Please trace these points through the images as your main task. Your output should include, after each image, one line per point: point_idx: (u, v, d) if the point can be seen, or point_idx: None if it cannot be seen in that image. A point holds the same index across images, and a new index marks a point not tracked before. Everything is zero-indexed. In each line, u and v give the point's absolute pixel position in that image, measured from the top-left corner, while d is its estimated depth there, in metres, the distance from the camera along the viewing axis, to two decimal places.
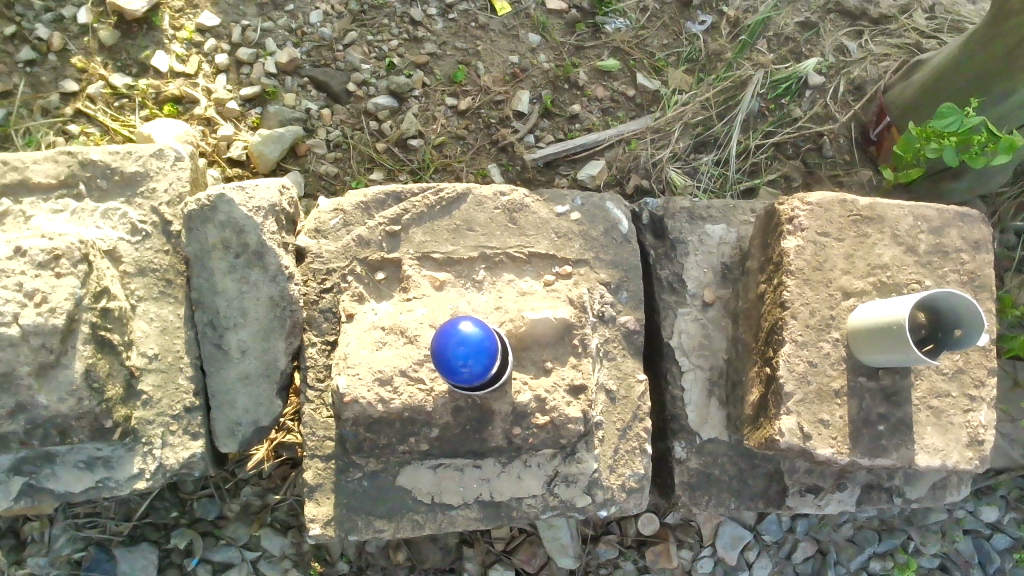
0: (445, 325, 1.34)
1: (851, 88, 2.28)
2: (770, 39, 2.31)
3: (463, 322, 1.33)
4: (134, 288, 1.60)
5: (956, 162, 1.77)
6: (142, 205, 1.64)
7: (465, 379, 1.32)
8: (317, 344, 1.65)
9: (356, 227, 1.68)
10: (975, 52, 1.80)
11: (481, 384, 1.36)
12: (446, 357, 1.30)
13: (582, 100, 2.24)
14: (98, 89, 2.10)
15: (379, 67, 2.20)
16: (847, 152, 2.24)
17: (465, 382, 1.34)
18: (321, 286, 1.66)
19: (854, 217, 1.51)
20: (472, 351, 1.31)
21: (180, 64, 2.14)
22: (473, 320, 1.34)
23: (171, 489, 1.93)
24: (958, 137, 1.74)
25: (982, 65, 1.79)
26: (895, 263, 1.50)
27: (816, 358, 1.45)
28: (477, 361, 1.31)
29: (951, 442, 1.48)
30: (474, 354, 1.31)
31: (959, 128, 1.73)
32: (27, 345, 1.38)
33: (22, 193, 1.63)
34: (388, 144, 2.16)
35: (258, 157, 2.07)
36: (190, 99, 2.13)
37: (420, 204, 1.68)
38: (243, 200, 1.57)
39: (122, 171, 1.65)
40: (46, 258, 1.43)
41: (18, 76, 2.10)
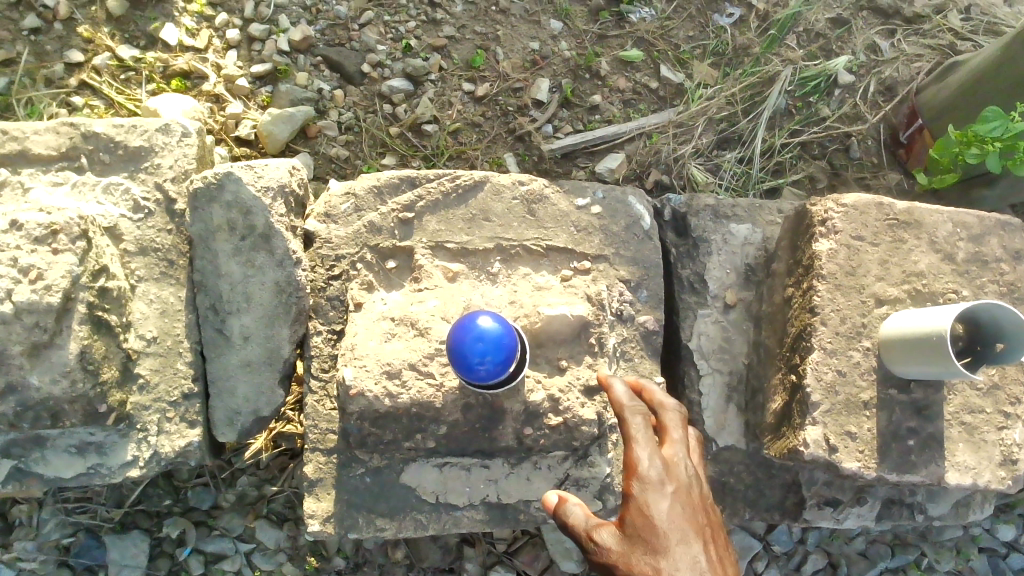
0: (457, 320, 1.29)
1: (882, 89, 2.20)
2: (800, 34, 2.22)
3: (483, 317, 1.27)
4: (134, 268, 1.53)
5: (998, 169, 1.71)
6: (146, 180, 1.58)
7: (480, 376, 1.26)
8: (322, 333, 1.59)
9: (367, 212, 1.61)
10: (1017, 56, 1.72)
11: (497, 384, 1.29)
12: (460, 352, 1.25)
13: (603, 91, 2.17)
14: (104, 60, 2.04)
15: (395, 49, 2.13)
16: (875, 155, 2.17)
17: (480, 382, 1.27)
18: (329, 273, 1.59)
19: (891, 220, 1.44)
20: (489, 347, 1.25)
21: (189, 39, 2.08)
22: (493, 316, 1.28)
23: (166, 476, 1.86)
24: (1001, 143, 1.69)
25: None
26: (932, 271, 1.44)
27: (844, 367, 1.38)
28: (494, 357, 1.25)
29: (982, 460, 1.41)
30: (492, 351, 1.25)
31: (1003, 134, 1.67)
32: (21, 323, 1.32)
33: (21, 165, 1.57)
34: (402, 129, 2.09)
35: (267, 137, 2.00)
36: (199, 75, 2.06)
37: (435, 190, 1.61)
38: (252, 179, 1.52)
39: (126, 145, 1.58)
40: (42, 233, 1.36)
41: (22, 44, 2.04)
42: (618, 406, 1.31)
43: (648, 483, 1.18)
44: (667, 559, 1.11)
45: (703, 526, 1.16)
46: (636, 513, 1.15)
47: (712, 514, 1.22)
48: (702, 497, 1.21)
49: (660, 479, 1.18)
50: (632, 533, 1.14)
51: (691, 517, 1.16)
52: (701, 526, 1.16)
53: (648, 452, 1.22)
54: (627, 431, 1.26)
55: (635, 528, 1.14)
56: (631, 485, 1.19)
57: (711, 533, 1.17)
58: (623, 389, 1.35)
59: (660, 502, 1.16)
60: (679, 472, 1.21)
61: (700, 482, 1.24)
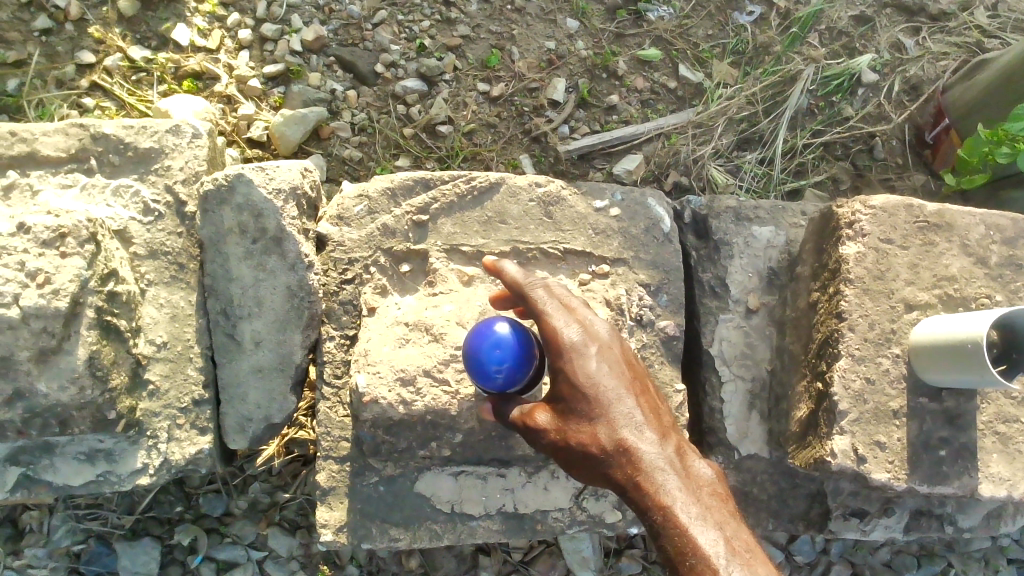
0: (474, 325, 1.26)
1: (906, 88, 2.15)
2: (822, 33, 2.17)
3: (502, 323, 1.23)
4: (144, 272, 1.51)
5: None
6: (156, 183, 1.55)
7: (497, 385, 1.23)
8: (335, 338, 1.56)
9: (381, 214, 1.58)
10: None
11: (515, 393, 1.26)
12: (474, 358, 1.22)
13: (620, 91, 2.13)
14: (115, 61, 2.02)
15: (408, 49, 2.10)
16: (900, 155, 2.11)
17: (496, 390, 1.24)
18: (342, 277, 1.56)
19: (920, 223, 1.39)
20: (507, 354, 1.21)
21: (201, 39, 2.05)
22: (512, 322, 1.25)
23: (177, 483, 1.83)
24: None
25: None
26: (963, 276, 1.39)
27: (873, 375, 1.34)
28: (513, 365, 1.21)
29: (1018, 471, 1.36)
30: (511, 358, 1.21)
31: None
32: (28, 329, 1.29)
33: (29, 167, 1.54)
34: (416, 130, 2.06)
35: (279, 139, 1.98)
36: (211, 75, 2.04)
37: (450, 193, 1.57)
38: (263, 181, 1.49)
39: (135, 146, 1.55)
40: (50, 237, 1.33)
41: (33, 45, 2.02)
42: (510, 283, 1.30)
43: (571, 349, 1.21)
44: (602, 422, 1.19)
45: (629, 380, 1.24)
46: (566, 382, 1.21)
47: (634, 366, 1.28)
48: (622, 352, 1.27)
49: (583, 340, 1.22)
50: (566, 416, 1.21)
51: (616, 375, 1.23)
52: (626, 378, 1.24)
53: (564, 316, 1.25)
54: (535, 305, 1.26)
55: (567, 393, 1.21)
56: (556, 351, 1.22)
57: (636, 382, 1.26)
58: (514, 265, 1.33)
59: (585, 377, 1.20)
60: (597, 333, 1.25)
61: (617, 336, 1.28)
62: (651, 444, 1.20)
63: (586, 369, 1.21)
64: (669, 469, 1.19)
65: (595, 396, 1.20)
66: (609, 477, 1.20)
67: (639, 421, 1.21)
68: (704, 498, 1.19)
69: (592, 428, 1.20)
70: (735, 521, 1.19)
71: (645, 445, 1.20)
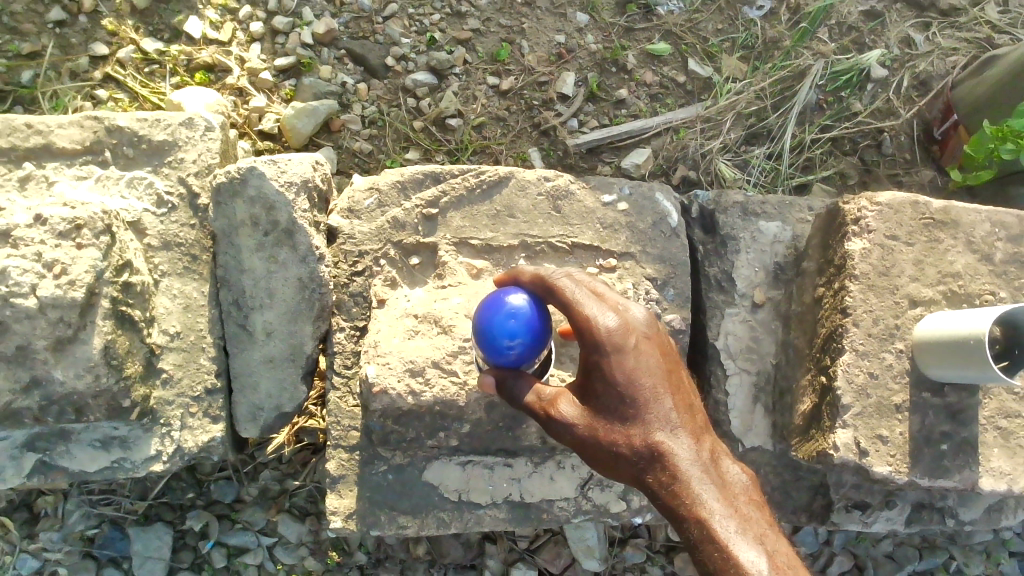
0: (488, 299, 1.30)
1: (916, 83, 2.14)
2: (831, 27, 2.17)
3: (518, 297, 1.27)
4: (157, 263, 1.53)
5: None
6: (169, 175, 1.57)
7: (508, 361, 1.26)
8: (345, 330, 1.57)
9: (391, 208, 1.60)
10: None
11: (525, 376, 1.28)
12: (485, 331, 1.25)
13: (629, 85, 2.14)
14: (129, 54, 2.04)
15: (419, 42, 2.11)
16: (908, 151, 2.12)
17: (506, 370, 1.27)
18: (352, 269, 1.58)
19: (926, 220, 1.40)
20: (521, 328, 1.25)
21: (213, 31, 2.07)
22: (528, 297, 1.28)
23: (189, 470, 1.86)
24: None
25: None
26: (968, 272, 1.40)
27: (876, 369, 1.35)
28: (525, 339, 1.25)
29: (1018, 466, 1.37)
30: (523, 331, 1.25)
31: None
32: (45, 318, 1.32)
33: (45, 158, 1.56)
34: (426, 123, 2.07)
35: (290, 131, 2.00)
36: (222, 68, 2.06)
37: (460, 187, 1.59)
38: (275, 174, 1.52)
39: (149, 139, 1.58)
40: (67, 228, 1.36)
41: (47, 36, 2.04)
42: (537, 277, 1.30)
43: (605, 340, 1.21)
44: (635, 422, 1.21)
45: (668, 379, 1.24)
46: (602, 379, 1.21)
47: (672, 359, 1.27)
48: (660, 344, 1.26)
49: (623, 335, 1.21)
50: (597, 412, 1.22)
51: (653, 371, 1.22)
52: (663, 374, 1.23)
53: (602, 308, 1.23)
54: (563, 295, 1.25)
55: (601, 390, 1.22)
56: (593, 344, 1.22)
57: (674, 377, 1.26)
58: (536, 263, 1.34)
59: (618, 372, 1.20)
60: (634, 324, 1.24)
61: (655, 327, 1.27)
62: (684, 447, 1.21)
63: (625, 367, 1.20)
64: (704, 476, 1.20)
65: (631, 395, 1.21)
66: (642, 480, 1.21)
67: (676, 424, 1.22)
68: (738, 507, 1.21)
69: (626, 429, 1.21)
70: (770, 531, 1.20)
71: (678, 448, 1.21)
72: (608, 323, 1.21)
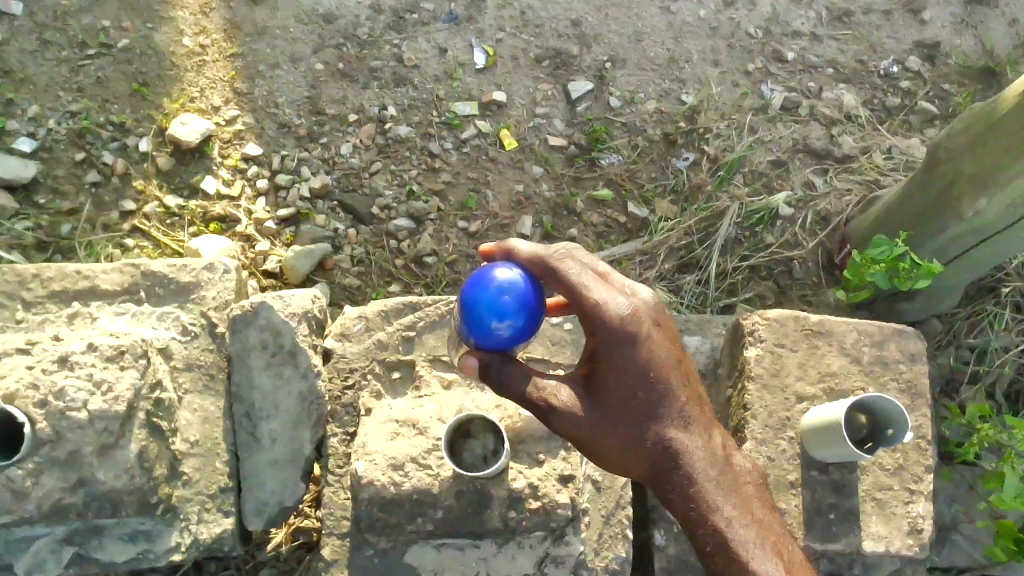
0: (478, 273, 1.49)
1: (818, 219, 2.54)
2: (746, 174, 2.59)
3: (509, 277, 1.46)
4: (181, 382, 1.83)
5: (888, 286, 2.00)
6: (193, 310, 1.90)
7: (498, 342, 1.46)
8: (338, 435, 1.90)
9: (376, 331, 1.95)
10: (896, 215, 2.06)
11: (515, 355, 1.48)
12: (472, 309, 1.45)
13: (579, 225, 2.53)
14: (153, 208, 2.42)
15: (400, 194, 2.51)
16: (815, 275, 2.49)
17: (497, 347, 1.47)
18: (344, 383, 1.91)
19: (806, 330, 1.75)
20: (510, 307, 1.43)
21: (225, 188, 2.46)
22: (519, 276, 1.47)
23: (197, 568, 2.10)
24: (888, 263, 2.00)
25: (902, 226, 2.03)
26: (843, 372, 1.73)
27: (773, 453, 1.66)
28: (513, 318, 1.43)
29: (893, 530, 1.66)
30: (511, 312, 1.43)
31: (889, 254, 1.99)
32: (93, 427, 1.62)
33: (90, 298, 1.90)
34: (406, 261, 2.44)
35: (290, 270, 2.35)
36: (233, 218, 2.43)
37: (433, 313, 1.94)
38: (281, 307, 1.87)
39: (178, 280, 1.91)
40: (114, 353, 1.68)
41: (85, 195, 2.42)
42: (536, 256, 1.50)
43: (620, 331, 1.46)
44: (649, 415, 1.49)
45: (676, 371, 1.50)
46: (617, 372, 1.47)
47: (680, 347, 1.53)
48: (670, 334, 1.52)
49: (639, 329, 1.46)
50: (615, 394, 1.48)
51: (663, 366, 1.48)
52: (673, 367, 1.50)
53: (618, 302, 1.48)
54: (575, 282, 1.48)
55: (616, 385, 1.47)
56: (610, 339, 1.46)
57: (682, 368, 1.52)
58: (526, 244, 1.53)
59: (633, 364, 1.46)
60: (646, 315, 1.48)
61: (664, 314, 1.52)
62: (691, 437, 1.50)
63: (639, 363, 1.46)
64: (709, 467, 1.50)
65: (645, 392, 1.48)
66: (656, 463, 1.50)
67: (679, 419, 1.50)
68: (730, 497, 1.52)
69: (640, 425, 1.48)
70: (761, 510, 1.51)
71: (685, 438, 1.50)
72: (625, 315, 1.46)
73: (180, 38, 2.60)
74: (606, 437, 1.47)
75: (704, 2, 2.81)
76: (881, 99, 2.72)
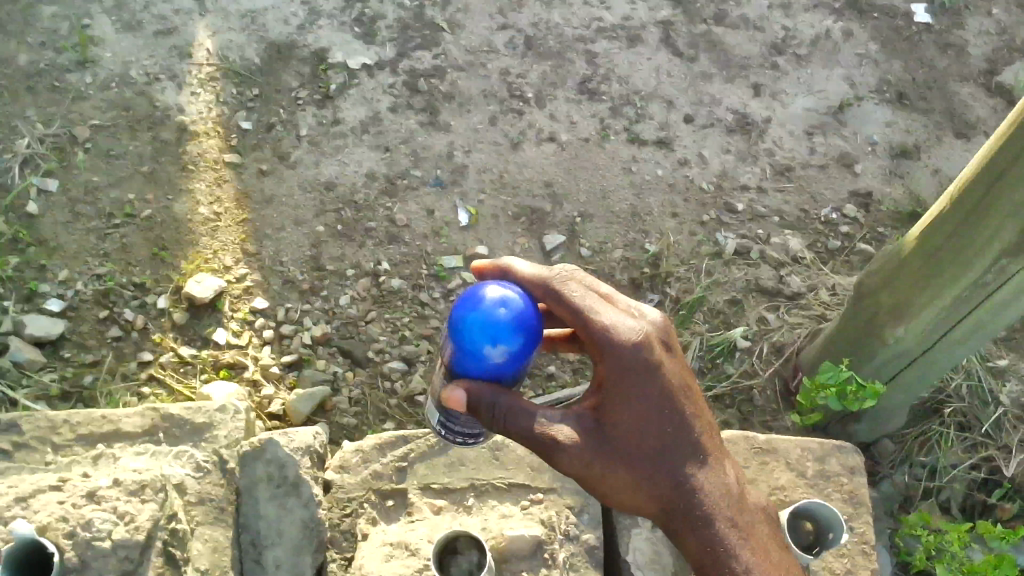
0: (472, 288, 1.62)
1: (773, 350, 2.80)
2: (705, 312, 2.86)
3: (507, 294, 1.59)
4: (194, 515, 1.96)
5: (839, 407, 2.28)
6: (206, 447, 2.08)
7: (484, 364, 1.58)
8: (337, 560, 2.06)
9: (372, 462, 2.15)
10: (832, 346, 2.35)
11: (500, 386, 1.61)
12: (469, 325, 1.56)
13: (557, 362, 2.77)
14: (168, 358, 2.66)
15: (393, 339, 2.77)
16: (774, 401, 2.71)
17: (481, 372, 1.59)
18: (343, 511, 2.10)
19: (756, 449, 2.01)
20: (506, 333, 1.56)
21: (234, 338, 2.71)
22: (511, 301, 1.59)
23: None
24: (837, 387, 2.28)
25: (838, 353, 2.33)
26: (790, 485, 1.99)
27: None
28: (506, 343, 1.56)
29: None
30: (504, 338, 1.56)
31: (836, 379, 2.27)
32: (116, 556, 1.78)
33: (114, 439, 2.11)
34: (399, 400, 2.68)
35: (293, 412, 2.57)
36: (241, 365, 2.67)
37: (423, 444, 2.16)
38: (286, 442, 2.13)
39: (193, 421, 2.12)
40: (135, 487, 1.87)
41: (107, 348, 2.66)
42: (537, 281, 1.73)
43: (636, 360, 1.67)
44: (660, 438, 1.71)
45: (681, 396, 1.74)
46: (626, 401, 1.67)
47: (681, 371, 1.77)
48: (673, 358, 1.76)
49: (651, 357, 1.68)
50: (631, 423, 1.68)
51: (670, 393, 1.72)
52: (678, 391, 1.74)
53: (622, 327, 1.69)
54: (588, 311, 1.70)
55: (633, 412, 1.68)
56: (625, 368, 1.66)
57: (684, 392, 1.75)
58: (530, 269, 1.76)
59: (647, 392, 1.68)
60: (655, 342, 1.71)
61: (665, 340, 1.76)
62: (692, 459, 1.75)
63: (647, 389, 1.68)
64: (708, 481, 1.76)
65: (657, 416, 1.70)
66: (666, 481, 1.73)
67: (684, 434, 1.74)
68: (731, 498, 1.78)
69: (650, 451, 1.71)
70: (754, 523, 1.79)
71: (688, 459, 1.75)
72: (633, 343, 1.67)
73: (196, 207, 2.92)
74: (619, 467, 1.69)
75: (660, 163, 3.19)
76: (824, 243, 3.07)
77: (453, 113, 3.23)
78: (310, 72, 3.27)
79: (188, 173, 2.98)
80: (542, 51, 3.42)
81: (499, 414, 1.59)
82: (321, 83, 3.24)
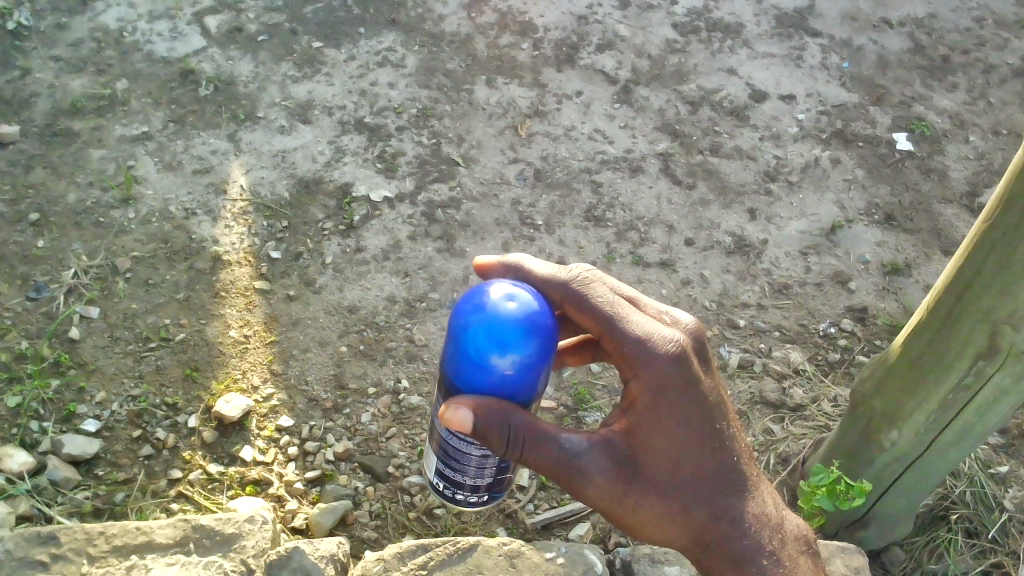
0: (477, 292, 1.75)
1: (780, 460, 2.90)
2: None
3: (513, 297, 1.73)
4: None
5: (831, 507, 2.36)
6: (234, 557, 2.19)
7: (491, 375, 1.70)
8: None
9: (393, 570, 2.21)
10: (834, 450, 2.52)
11: (508, 398, 1.73)
12: (479, 331, 1.68)
13: None
14: (197, 475, 2.76)
15: (413, 453, 2.89)
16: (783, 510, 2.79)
17: (489, 382, 1.71)
18: None
19: None
20: (513, 342, 1.68)
21: (260, 454, 2.83)
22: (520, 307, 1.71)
23: None
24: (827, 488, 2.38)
25: (840, 456, 2.49)
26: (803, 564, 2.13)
27: None
28: (512, 350, 1.68)
29: None
30: (511, 345, 1.68)
31: (826, 480, 2.37)
32: None
33: (145, 550, 2.19)
34: (418, 513, 2.76)
35: (315, 525, 2.66)
36: (267, 481, 2.78)
37: (442, 552, 2.23)
38: (311, 550, 2.23)
39: (222, 531, 2.22)
40: None
41: (138, 466, 2.77)
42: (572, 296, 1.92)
43: (673, 378, 1.84)
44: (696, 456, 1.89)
45: (715, 414, 1.91)
46: (662, 421, 1.84)
47: (714, 386, 1.94)
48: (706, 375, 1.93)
49: (687, 376, 1.85)
50: (667, 441, 1.85)
51: (706, 412, 1.89)
52: (712, 410, 1.90)
53: (656, 343, 1.86)
54: (621, 322, 1.88)
55: (669, 430, 1.85)
56: (662, 388, 1.83)
57: (718, 408, 1.92)
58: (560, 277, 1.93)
59: (684, 412, 1.85)
60: (690, 357, 1.88)
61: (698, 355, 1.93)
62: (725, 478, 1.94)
63: (680, 409, 1.85)
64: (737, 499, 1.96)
65: (693, 434, 1.87)
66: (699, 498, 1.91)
67: (709, 447, 1.90)
68: (747, 494, 1.98)
69: (685, 468, 1.88)
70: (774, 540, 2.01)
71: (720, 478, 1.94)
72: (667, 360, 1.84)
73: (226, 330, 3.10)
74: (656, 485, 1.87)
75: (664, 283, 3.37)
76: (823, 356, 3.21)
77: (468, 240, 3.45)
78: (335, 205, 3.52)
79: (220, 299, 3.18)
80: (551, 182, 3.68)
81: (529, 427, 1.75)
82: (345, 214, 3.48)
